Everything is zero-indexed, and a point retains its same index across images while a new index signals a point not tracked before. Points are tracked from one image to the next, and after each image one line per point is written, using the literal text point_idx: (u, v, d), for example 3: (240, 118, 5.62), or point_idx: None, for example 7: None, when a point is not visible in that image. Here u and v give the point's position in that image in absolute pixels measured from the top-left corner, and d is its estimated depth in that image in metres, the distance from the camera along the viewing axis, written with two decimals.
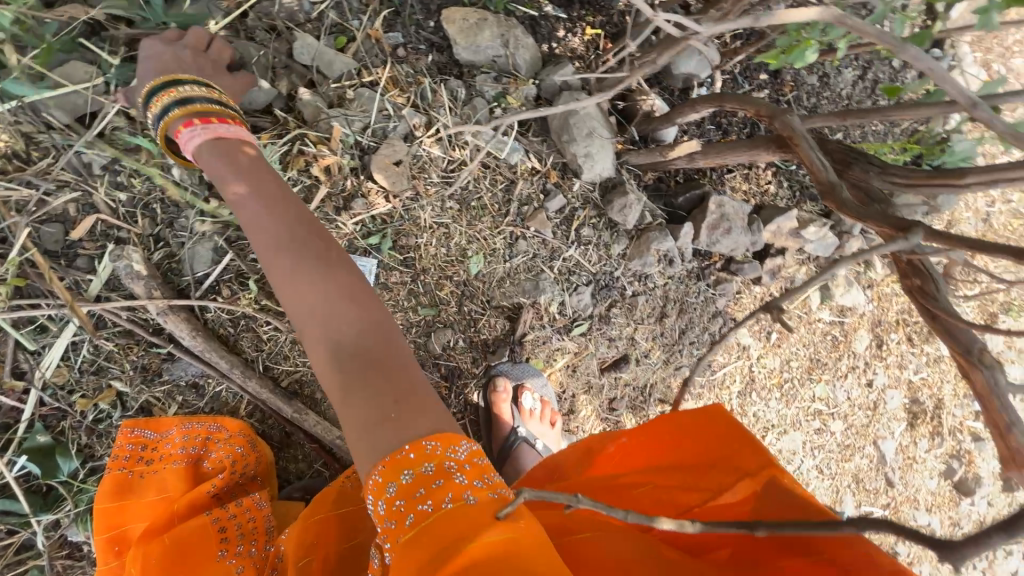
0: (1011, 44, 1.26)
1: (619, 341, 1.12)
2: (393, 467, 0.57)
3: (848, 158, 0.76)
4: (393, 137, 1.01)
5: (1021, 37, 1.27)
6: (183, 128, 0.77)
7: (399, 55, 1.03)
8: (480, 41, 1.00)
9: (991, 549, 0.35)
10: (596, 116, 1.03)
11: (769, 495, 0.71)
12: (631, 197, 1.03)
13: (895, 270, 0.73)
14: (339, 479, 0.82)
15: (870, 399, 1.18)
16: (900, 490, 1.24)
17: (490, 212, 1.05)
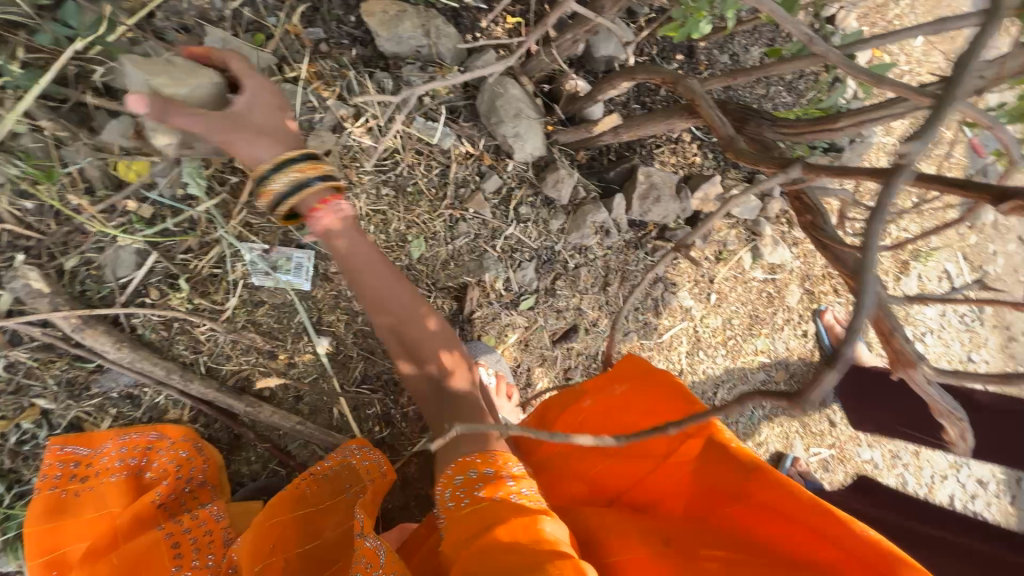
0: (893, 18, 1.60)
1: (567, 312, 1.28)
2: (464, 467, 0.75)
3: (743, 117, 0.97)
4: (320, 129, 1.05)
5: (898, 11, 1.60)
6: (322, 205, 0.86)
7: (323, 51, 1.12)
8: (400, 32, 1.13)
9: (822, 390, 0.42)
10: (521, 98, 1.18)
11: (707, 457, 0.79)
12: (562, 172, 1.20)
13: (794, 208, 0.87)
14: (294, 482, 0.88)
15: (782, 321, 1.75)
16: (794, 382, 1.81)
17: (427, 197, 1.12)
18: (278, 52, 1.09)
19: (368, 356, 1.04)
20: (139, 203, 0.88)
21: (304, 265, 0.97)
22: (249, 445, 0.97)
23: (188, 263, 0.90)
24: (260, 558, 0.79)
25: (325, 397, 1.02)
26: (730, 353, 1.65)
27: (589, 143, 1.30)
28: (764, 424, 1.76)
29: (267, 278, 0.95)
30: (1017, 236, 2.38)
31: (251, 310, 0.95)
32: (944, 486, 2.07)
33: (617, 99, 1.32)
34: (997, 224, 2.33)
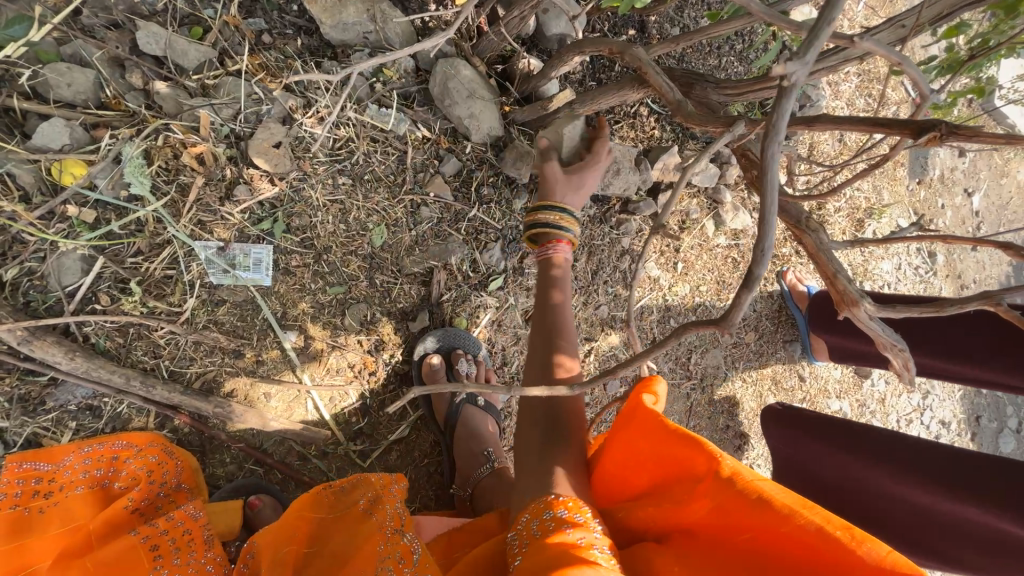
0: None
1: (536, 290, 1.29)
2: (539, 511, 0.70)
3: (689, 81, 1.00)
4: (269, 120, 0.97)
5: None
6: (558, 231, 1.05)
7: (266, 42, 1.09)
8: (345, 18, 1.11)
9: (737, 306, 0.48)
10: (475, 79, 1.17)
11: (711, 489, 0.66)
12: (521, 150, 1.21)
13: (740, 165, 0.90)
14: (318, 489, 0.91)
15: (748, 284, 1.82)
16: (762, 343, 1.88)
17: (386, 183, 1.11)
18: (218, 45, 1.04)
19: (339, 348, 1.04)
20: (81, 207, 0.84)
21: (264, 259, 0.96)
22: (222, 447, 0.96)
23: (140, 266, 0.88)
24: (281, 544, 0.82)
25: (298, 393, 1.01)
26: (700, 319, 1.70)
27: (547, 121, 1.30)
28: (738, 385, 1.82)
29: (225, 275, 0.93)
30: (962, 188, 2.49)
31: (212, 310, 0.93)
32: (908, 428, 2.20)
33: (570, 76, 1.33)
34: (944, 179, 2.44)
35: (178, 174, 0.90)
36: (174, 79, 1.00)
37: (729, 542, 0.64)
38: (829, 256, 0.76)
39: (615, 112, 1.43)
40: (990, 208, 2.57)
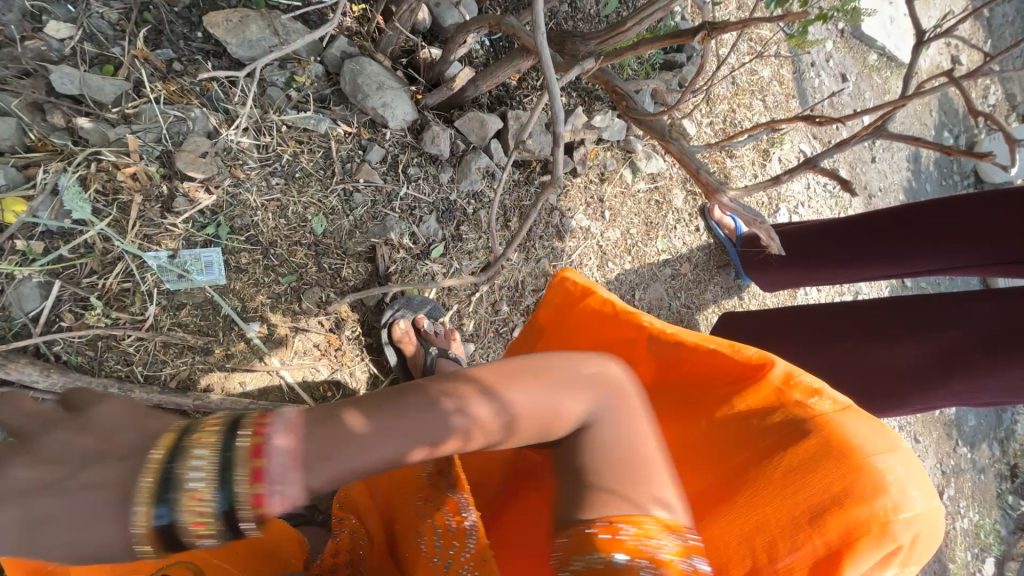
0: None
1: (477, 251, 1.42)
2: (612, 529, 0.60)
3: (563, 40, 1.16)
4: (194, 134, 1.08)
5: None
6: None
7: (177, 69, 1.18)
8: (250, 35, 1.21)
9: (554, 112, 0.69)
10: (382, 72, 1.29)
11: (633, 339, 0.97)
12: (436, 128, 1.34)
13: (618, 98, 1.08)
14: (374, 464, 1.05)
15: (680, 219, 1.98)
16: (702, 275, 2.05)
17: (316, 177, 1.20)
18: (132, 77, 1.12)
19: (301, 331, 1.14)
20: (28, 238, 0.91)
21: (212, 260, 1.04)
22: None
23: (97, 284, 0.95)
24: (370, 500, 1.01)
25: (270, 376, 1.11)
26: (636, 259, 1.86)
27: (457, 101, 1.43)
28: (684, 311, 2.00)
29: (178, 281, 1.02)
30: (851, 108, 2.80)
31: (175, 313, 1.01)
32: None
33: (471, 58, 1.46)
34: (833, 104, 2.73)
35: (117, 195, 0.98)
36: (95, 114, 1.07)
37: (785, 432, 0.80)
38: (689, 156, 0.95)
39: (520, 84, 1.55)
40: None
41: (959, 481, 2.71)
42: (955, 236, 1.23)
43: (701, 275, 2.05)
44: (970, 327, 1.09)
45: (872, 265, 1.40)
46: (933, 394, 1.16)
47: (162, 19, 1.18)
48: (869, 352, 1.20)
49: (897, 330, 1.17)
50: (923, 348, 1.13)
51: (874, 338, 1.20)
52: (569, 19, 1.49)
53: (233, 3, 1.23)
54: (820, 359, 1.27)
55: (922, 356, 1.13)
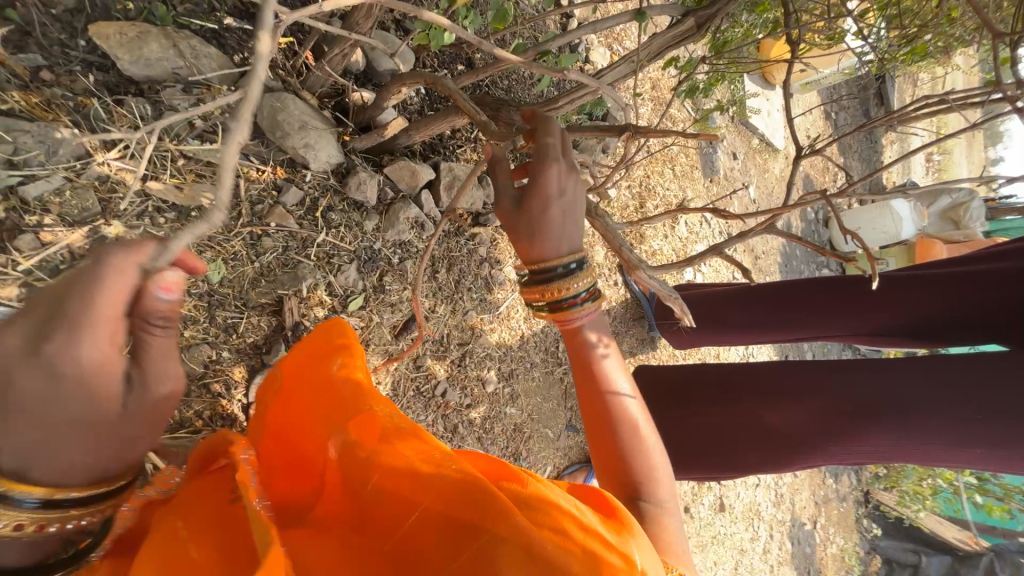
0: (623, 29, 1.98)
1: (400, 304, 1.36)
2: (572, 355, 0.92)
3: (498, 107, 1.24)
4: (58, 159, 0.92)
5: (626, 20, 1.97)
6: None
7: (46, 79, 1.00)
8: (148, 54, 1.06)
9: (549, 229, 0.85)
10: (308, 112, 1.20)
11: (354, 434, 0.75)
12: (363, 175, 1.27)
13: None
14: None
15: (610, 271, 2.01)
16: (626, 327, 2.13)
17: (217, 218, 1.08)
18: None
19: (180, 398, 1.01)
20: None
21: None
22: None
23: None
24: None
25: None
26: None
27: (388, 147, 1.38)
28: None
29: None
30: (741, 183, 3.22)
31: None
32: None
33: (407, 108, 1.45)
34: (728, 176, 3.12)
35: None
36: None
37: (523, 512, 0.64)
38: (613, 237, 1.04)
39: (455, 137, 1.55)
40: (761, 196, 3.43)
41: (816, 491, 3.33)
42: (831, 311, 1.52)
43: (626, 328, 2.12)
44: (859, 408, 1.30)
45: (806, 329, 1.59)
46: (849, 445, 1.33)
47: (31, 19, 1.00)
48: (762, 414, 1.48)
49: (871, 416, 1.28)
50: (812, 409, 1.39)
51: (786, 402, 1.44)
52: (505, 79, 1.59)
53: (130, 16, 1.07)
54: (731, 414, 1.55)
55: (809, 418, 1.39)
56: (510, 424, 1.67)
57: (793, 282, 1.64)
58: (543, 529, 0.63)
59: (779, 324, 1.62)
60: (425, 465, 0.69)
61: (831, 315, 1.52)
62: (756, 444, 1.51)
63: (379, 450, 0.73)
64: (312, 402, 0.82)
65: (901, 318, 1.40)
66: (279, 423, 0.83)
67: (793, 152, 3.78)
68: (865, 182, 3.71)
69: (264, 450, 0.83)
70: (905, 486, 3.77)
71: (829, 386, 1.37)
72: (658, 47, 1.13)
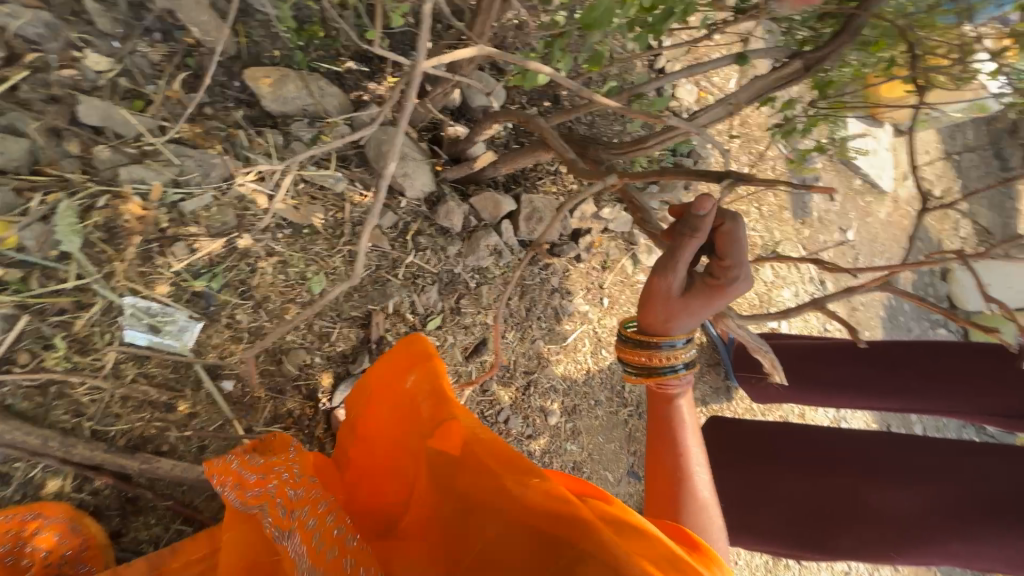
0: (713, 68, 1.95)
1: (473, 327, 1.41)
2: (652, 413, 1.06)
3: (585, 145, 1.27)
4: (209, 179, 1.11)
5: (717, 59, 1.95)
6: None
7: (208, 114, 1.20)
8: (286, 93, 1.25)
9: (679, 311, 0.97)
10: (408, 144, 1.33)
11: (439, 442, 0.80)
12: (451, 203, 1.36)
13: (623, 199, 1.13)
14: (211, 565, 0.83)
15: None
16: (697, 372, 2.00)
17: (324, 236, 1.21)
18: (158, 114, 1.12)
19: (275, 396, 1.12)
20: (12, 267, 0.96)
21: (190, 329, 1.05)
22: (144, 509, 1.00)
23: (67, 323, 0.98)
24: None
25: (229, 443, 1.06)
26: None
27: (476, 177, 1.46)
28: None
29: (145, 336, 1.02)
30: (838, 227, 2.95)
31: (141, 364, 1.01)
32: None
33: (495, 141, 1.53)
34: (823, 219, 2.87)
35: (114, 234, 1.03)
36: (114, 145, 1.07)
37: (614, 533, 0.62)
38: None
39: (537, 170, 1.60)
40: (863, 241, 3.10)
41: None
42: (939, 384, 1.34)
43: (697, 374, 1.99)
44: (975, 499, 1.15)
45: (910, 400, 1.41)
46: (976, 542, 1.12)
47: (203, 65, 1.19)
48: (864, 492, 1.29)
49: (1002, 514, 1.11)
50: (926, 494, 1.21)
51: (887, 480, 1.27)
52: (590, 117, 1.63)
53: (276, 61, 1.28)
54: (824, 484, 1.35)
55: (913, 502, 1.22)
56: (569, 461, 1.62)
57: (904, 344, 1.45)
58: (634, 548, 0.60)
59: (879, 390, 1.45)
60: (509, 479, 0.71)
61: (939, 390, 1.35)
62: (858, 524, 1.27)
63: (460, 458, 0.76)
64: (401, 414, 0.90)
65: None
66: (371, 435, 0.94)
67: (903, 195, 3.40)
68: (996, 233, 3.22)
69: (357, 457, 0.95)
70: None
71: (944, 469, 1.21)
72: (759, 89, 1.10)
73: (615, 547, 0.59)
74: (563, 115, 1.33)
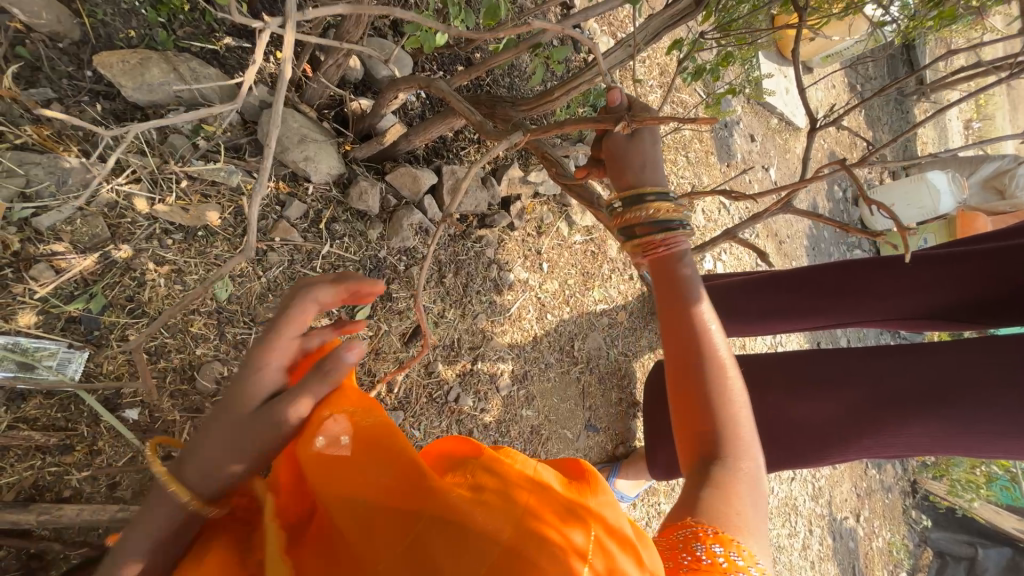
0: (624, 18, 1.93)
1: (408, 311, 1.36)
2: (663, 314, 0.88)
3: (493, 106, 1.21)
4: (69, 187, 0.97)
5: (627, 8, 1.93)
6: None
7: (57, 110, 1.04)
8: (150, 79, 1.09)
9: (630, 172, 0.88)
10: (306, 124, 1.21)
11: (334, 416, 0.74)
12: (364, 184, 1.28)
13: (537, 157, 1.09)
14: None
15: (623, 266, 1.97)
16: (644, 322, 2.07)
17: (223, 236, 1.11)
18: None
19: (196, 415, 1.04)
20: None
21: (73, 361, 0.94)
22: (59, 559, 0.92)
23: None
24: None
25: (149, 474, 0.98)
26: (575, 309, 1.82)
27: (389, 153, 1.38)
28: (623, 360, 1.97)
29: (14, 375, 0.89)
30: (760, 166, 3.09)
31: (20, 407, 0.90)
32: None
33: (405, 112, 1.44)
34: (745, 160, 2.99)
35: None
36: None
37: (473, 488, 0.68)
38: (618, 233, 1.00)
39: (457, 139, 1.53)
40: (784, 177, 3.28)
41: (857, 483, 3.18)
42: (851, 299, 1.45)
43: (644, 323, 2.06)
44: (878, 395, 1.25)
45: (826, 317, 1.53)
46: (886, 438, 1.25)
47: (40, 55, 1.04)
48: (789, 409, 1.39)
49: (901, 409, 1.21)
50: (842, 402, 1.30)
51: (806, 395, 1.37)
52: (504, 78, 1.57)
53: (133, 43, 1.11)
54: (758, 410, 1.44)
55: (832, 413, 1.32)
56: (527, 426, 1.65)
57: (818, 267, 1.55)
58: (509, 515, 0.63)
59: (799, 313, 1.56)
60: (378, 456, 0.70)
61: (850, 303, 1.46)
62: (781, 437, 1.41)
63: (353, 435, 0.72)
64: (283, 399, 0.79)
65: (943, 298, 1.30)
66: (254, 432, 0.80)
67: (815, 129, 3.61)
68: (896, 155, 3.50)
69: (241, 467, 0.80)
70: (957, 475, 3.55)
71: (856, 375, 1.29)
72: (653, 30, 1.08)
73: (457, 503, 0.64)
74: (468, 75, 1.26)
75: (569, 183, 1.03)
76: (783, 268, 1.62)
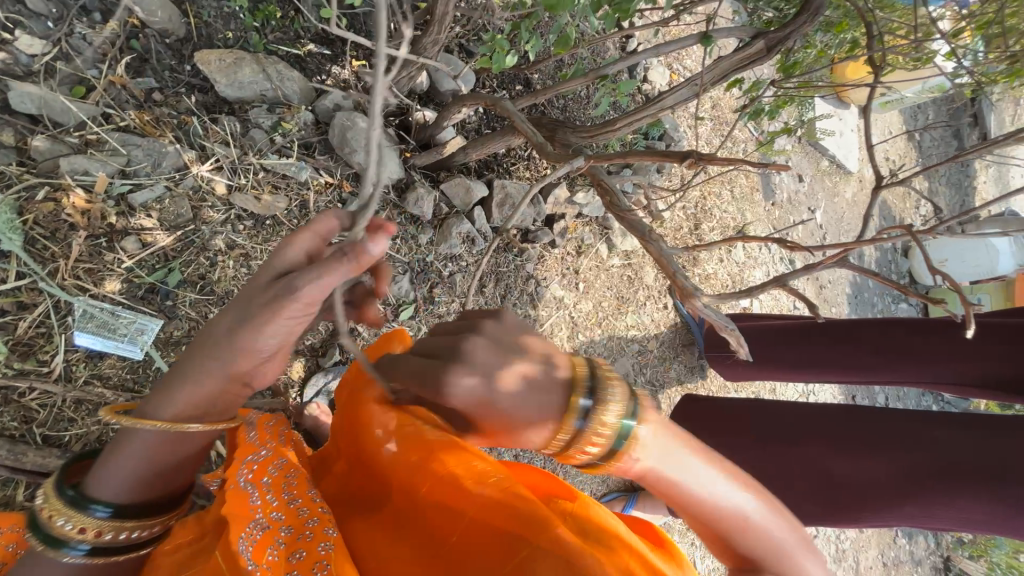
0: (683, 52, 1.96)
1: (447, 316, 1.40)
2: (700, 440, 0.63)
3: (553, 128, 1.25)
4: (162, 170, 1.06)
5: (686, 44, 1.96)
6: None
7: (157, 99, 1.10)
8: (241, 77, 1.14)
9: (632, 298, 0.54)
10: (374, 130, 1.27)
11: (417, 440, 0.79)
12: (420, 191, 1.33)
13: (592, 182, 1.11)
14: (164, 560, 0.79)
15: (658, 294, 1.95)
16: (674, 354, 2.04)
17: (289, 227, 1.18)
18: (102, 102, 1.05)
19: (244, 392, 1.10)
20: None
21: (147, 330, 1.01)
22: None
23: (11, 326, 0.94)
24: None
25: None
26: (606, 331, 1.81)
27: (446, 163, 1.43)
28: (649, 389, 1.94)
29: (99, 340, 0.98)
30: (807, 207, 3.02)
31: (96, 365, 0.98)
32: None
33: (464, 126, 1.50)
34: (792, 200, 2.93)
35: (58, 230, 0.97)
36: (52, 134, 1.00)
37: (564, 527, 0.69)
38: (666, 263, 1.00)
39: (510, 155, 1.58)
40: (831, 221, 3.19)
41: (885, 551, 2.98)
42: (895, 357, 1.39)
43: (674, 355, 2.03)
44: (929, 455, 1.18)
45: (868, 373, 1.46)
46: (932, 509, 1.17)
47: (150, 48, 1.11)
48: None
49: (955, 477, 1.14)
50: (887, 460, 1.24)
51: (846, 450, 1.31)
52: (562, 101, 1.62)
53: (229, 44, 1.18)
54: (791, 461, 1.40)
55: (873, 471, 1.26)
56: None
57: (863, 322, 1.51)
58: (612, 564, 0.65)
59: (839, 365, 1.51)
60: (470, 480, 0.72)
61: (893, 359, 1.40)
62: (817, 489, 1.34)
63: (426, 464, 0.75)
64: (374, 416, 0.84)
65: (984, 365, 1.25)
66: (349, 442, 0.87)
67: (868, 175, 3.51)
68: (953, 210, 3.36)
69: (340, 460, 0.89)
70: (997, 557, 3.27)
71: None
72: (721, 71, 1.10)
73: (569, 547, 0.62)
74: (531, 97, 1.30)
75: (620, 207, 1.05)
76: (827, 317, 1.58)
